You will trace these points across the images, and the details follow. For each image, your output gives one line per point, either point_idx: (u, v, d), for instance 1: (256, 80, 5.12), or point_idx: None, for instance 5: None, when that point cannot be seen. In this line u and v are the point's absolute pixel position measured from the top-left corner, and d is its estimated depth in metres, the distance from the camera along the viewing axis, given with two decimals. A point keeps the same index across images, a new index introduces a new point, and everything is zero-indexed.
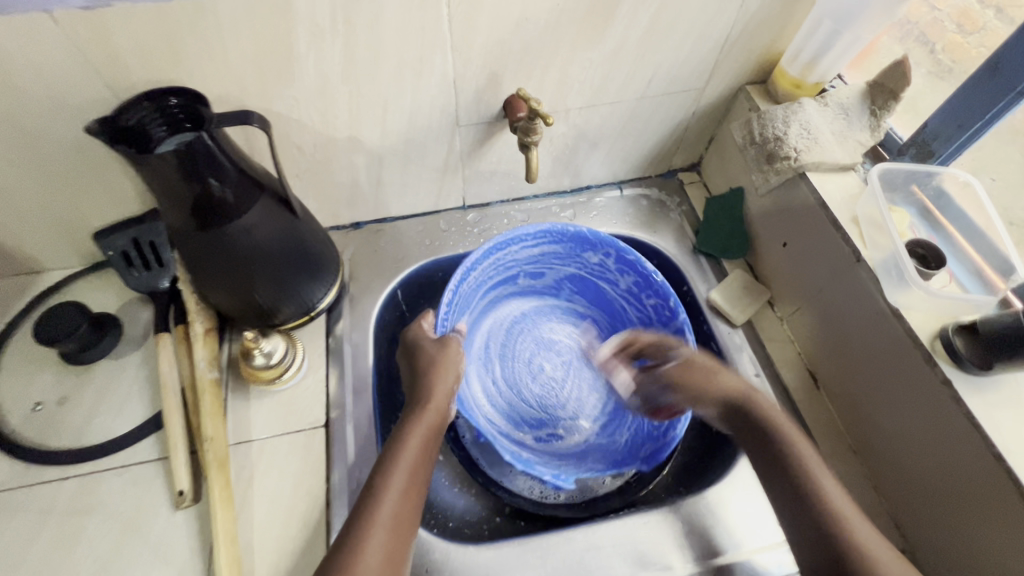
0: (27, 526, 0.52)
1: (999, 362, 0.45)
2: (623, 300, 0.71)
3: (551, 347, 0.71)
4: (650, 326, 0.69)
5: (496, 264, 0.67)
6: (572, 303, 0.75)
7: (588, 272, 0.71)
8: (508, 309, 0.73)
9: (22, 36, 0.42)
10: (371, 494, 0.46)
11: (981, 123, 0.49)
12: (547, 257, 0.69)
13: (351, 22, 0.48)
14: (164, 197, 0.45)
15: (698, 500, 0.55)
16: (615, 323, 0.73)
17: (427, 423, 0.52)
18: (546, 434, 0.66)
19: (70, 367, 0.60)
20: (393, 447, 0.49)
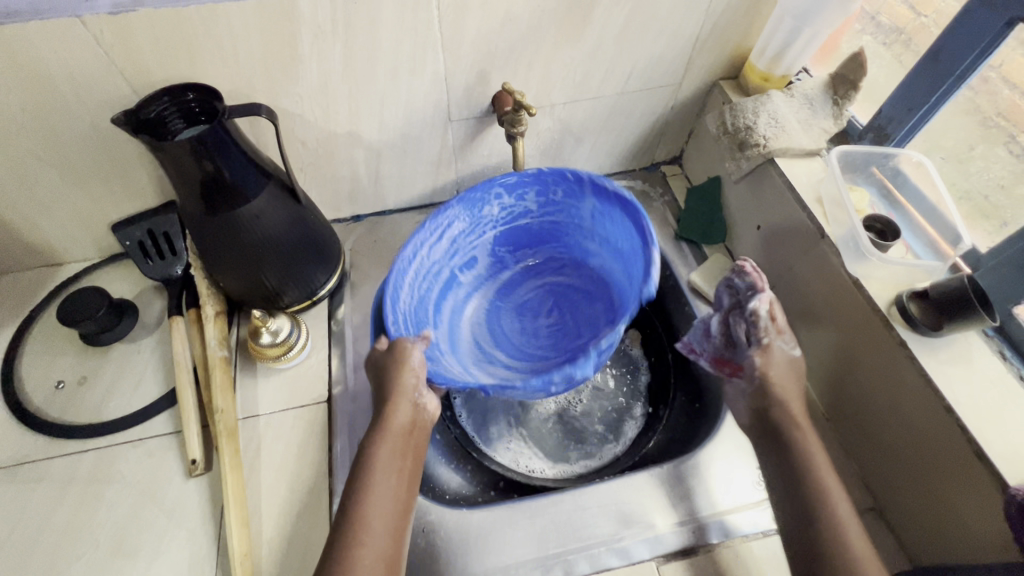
0: (50, 494, 0.56)
1: (949, 323, 0.48)
2: (543, 219, 0.71)
3: (534, 309, 0.71)
4: (575, 212, 0.69)
5: (422, 273, 0.65)
6: (523, 260, 0.74)
7: (504, 224, 0.70)
8: (473, 308, 0.72)
9: (55, 39, 0.47)
10: (353, 507, 0.46)
11: (927, 107, 0.54)
12: (460, 240, 0.67)
13: (350, 23, 0.53)
14: (180, 182, 0.50)
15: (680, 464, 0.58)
16: (557, 240, 0.73)
17: (396, 428, 0.50)
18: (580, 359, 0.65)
19: (90, 350, 0.65)
20: (367, 460, 0.48)
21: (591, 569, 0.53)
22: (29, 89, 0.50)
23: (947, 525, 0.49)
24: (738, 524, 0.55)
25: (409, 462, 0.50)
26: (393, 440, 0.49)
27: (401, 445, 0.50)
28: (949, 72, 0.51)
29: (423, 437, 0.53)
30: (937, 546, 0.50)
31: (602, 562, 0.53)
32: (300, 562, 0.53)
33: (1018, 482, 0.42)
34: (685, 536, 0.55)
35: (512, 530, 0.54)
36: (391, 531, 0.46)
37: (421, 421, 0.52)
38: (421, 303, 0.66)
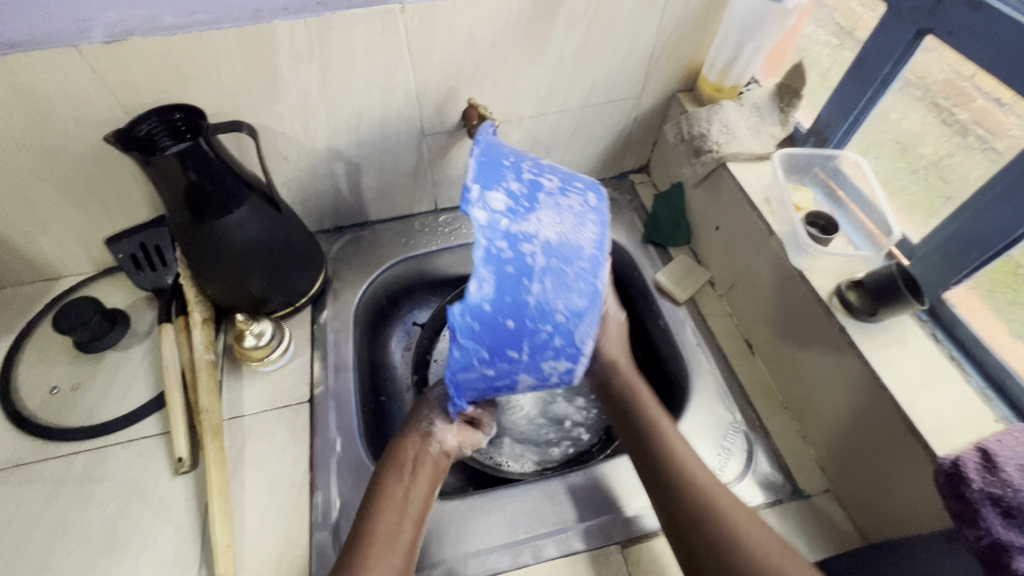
0: (42, 494, 0.58)
1: (882, 310, 0.52)
2: None
3: None
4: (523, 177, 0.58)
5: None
6: None
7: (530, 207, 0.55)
8: None
9: (54, 68, 0.52)
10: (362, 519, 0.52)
11: (858, 111, 0.59)
12: None
13: (325, 47, 0.57)
14: (168, 194, 0.54)
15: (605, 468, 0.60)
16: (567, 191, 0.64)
17: (401, 456, 0.56)
18: (576, 303, 0.45)
19: (84, 357, 0.68)
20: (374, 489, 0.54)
21: (559, 552, 0.55)
22: (30, 113, 0.55)
23: (893, 500, 0.52)
24: None
25: (421, 486, 0.55)
26: (399, 463, 0.55)
27: (409, 468, 0.55)
28: (874, 78, 0.56)
29: (437, 468, 0.57)
30: (888, 522, 0.53)
31: (570, 545, 0.55)
32: (280, 552, 0.55)
33: (946, 451, 0.45)
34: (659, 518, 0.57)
35: (483, 517, 0.57)
36: (396, 540, 0.50)
37: (434, 452, 0.58)
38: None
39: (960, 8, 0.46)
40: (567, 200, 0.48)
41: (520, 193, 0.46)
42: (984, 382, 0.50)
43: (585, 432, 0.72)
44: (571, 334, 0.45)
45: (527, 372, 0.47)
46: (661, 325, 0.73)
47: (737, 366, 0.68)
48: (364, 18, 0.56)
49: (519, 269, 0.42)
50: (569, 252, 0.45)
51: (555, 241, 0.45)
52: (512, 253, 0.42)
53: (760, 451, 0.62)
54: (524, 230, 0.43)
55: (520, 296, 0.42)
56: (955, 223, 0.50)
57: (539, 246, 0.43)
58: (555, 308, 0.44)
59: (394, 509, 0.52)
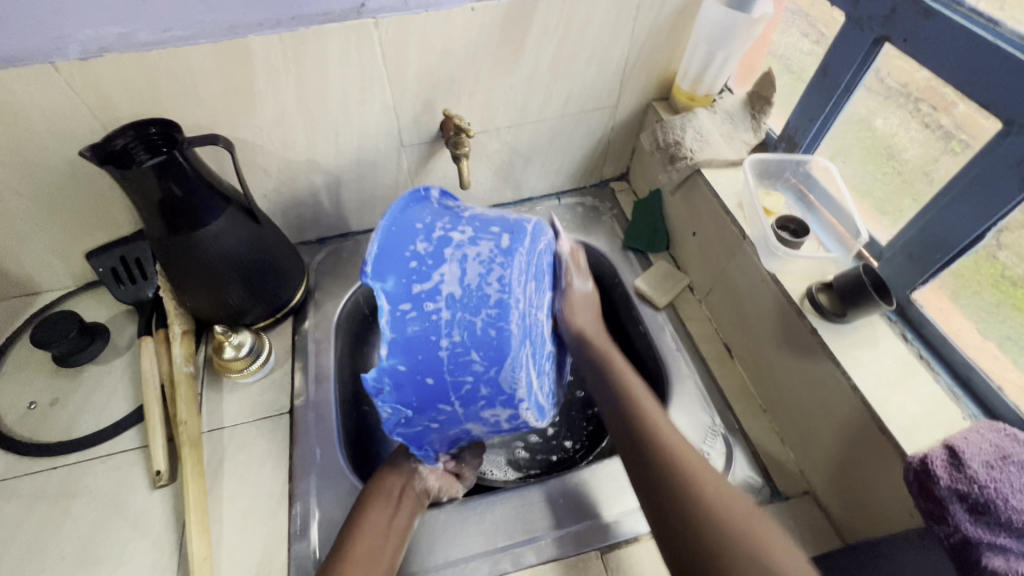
0: (18, 510, 0.58)
1: (850, 311, 0.53)
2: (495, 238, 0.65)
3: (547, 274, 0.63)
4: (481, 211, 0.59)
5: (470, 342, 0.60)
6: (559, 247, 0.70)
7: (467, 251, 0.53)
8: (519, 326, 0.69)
9: (30, 83, 0.53)
10: (341, 545, 0.51)
11: (824, 116, 0.61)
12: None
13: (300, 61, 0.58)
14: (143, 206, 0.55)
15: (582, 474, 0.61)
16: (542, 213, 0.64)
17: (385, 488, 0.55)
18: (494, 352, 0.44)
19: (64, 372, 0.68)
20: (355, 516, 0.54)
21: (538, 559, 0.55)
22: (6, 129, 0.55)
23: (866, 500, 0.52)
24: None
25: (402, 517, 0.54)
26: (383, 493, 0.55)
27: (392, 499, 0.55)
28: (838, 84, 0.58)
29: (419, 506, 0.56)
30: (865, 523, 0.53)
31: (549, 552, 0.55)
32: (257, 566, 0.55)
33: (915, 449, 0.46)
34: (641, 522, 0.57)
35: (463, 525, 0.57)
36: (376, 562, 0.50)
37: (416, 491, 0.56)
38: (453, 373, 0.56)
39: (913, 15, 0.47)
40: (477, 247, 0.46)
41: (426, 251, 0.46)
42: (952, 381, 0.51)
43: (569, 441, 0.74)
44: (496, 382, 0.45)
45: (468, 420, 0.48)
46: (643, 330, 0.74)
47: (716, 369, 0.69)
48: (338, 33, 0.57)
49: (424, 330, 0.43)
50: (476, 301, 0.44)
51: (463, 292, 0.44)
52: (416, 312, 0.44)
53: (740, 454, 0.62)
54: (427, 287, 0.44)
55: (431, 353, 0.43)
56: (917, 226, 0.51)
57: (443, 301, 0.44)
58: (470, 358, 0.44)
59: (376, 533, 0.52)
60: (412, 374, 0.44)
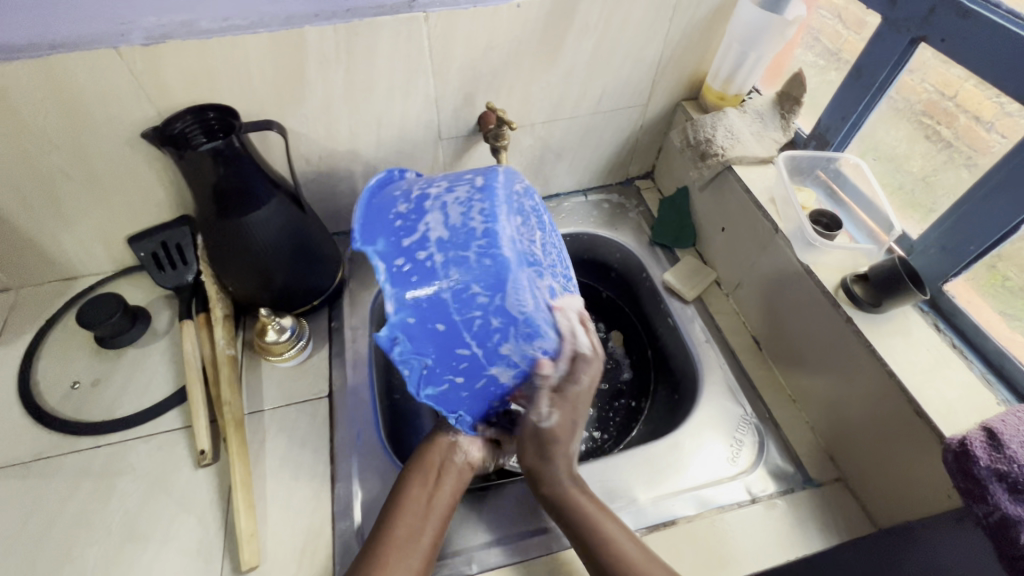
0: (63, 486, 0.59)
1: (885, 302, 0.54)
2: None
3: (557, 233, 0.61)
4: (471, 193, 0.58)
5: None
6: None
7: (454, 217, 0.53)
8: None
9: (94, 68, 0.54)
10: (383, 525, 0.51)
11: (857, 114, 0.63)
12: None
13: (352, 52, 0.60)
14: (196, 188, 0.56)
15: (619, 459, 0.62)
16: None
17: (430, 462, 0.56)
18: (493, 280, 0.43)
19: (105, 354, 0.69)
20: (397, 494, 0.54)
21: None
22: (66, 112, 0.57)
23: (897, 484, 0.54)
24: (714, 496, 0.59)
25: (444, 493, 0.54)
26: (425, 469, 0.55)
27: (432, 475, 0.55)
28: (872, 83, 0.60)
29: (462, 476, 0.57)
30: (896, 506, 0.54)
31: None
32: (302, 543, 0.56)
33: (953, 432, 0.47)
34: (672, 507, 0.58)
35: (506, 507, 0.58)
36: (415, 542, 0.51)
37: (458, 465, 0.57)
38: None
39: (952, 17, 0.49)
40: (455, 192, 0.47)
41: (410, 210, 0.47)
42: (985, 368, 0.52)
43: (598, 431, 0.76)
44: (504, 309, 0.44)
45: (492, 362, 0.46)
46: (672, 323, 0.75)
47: (746, 361, 0.70)
48: (390, 25, 0.59)
49: (422, 275, 0.44)
50: (463, 237, 0.45)
51: (451, 233, 0.45)
52: (410, 264, 0.44)
53: (771, 443, 0.63)
54: (415, 239, 0.45)
55: (433, 297, 0.44)
56: (950, 219, 0.53)
57: (433, 245, 0.45)
58: (471, 292, 0.44)
59: (424, 506, 0.53)
60: (421, 323, 0.44)
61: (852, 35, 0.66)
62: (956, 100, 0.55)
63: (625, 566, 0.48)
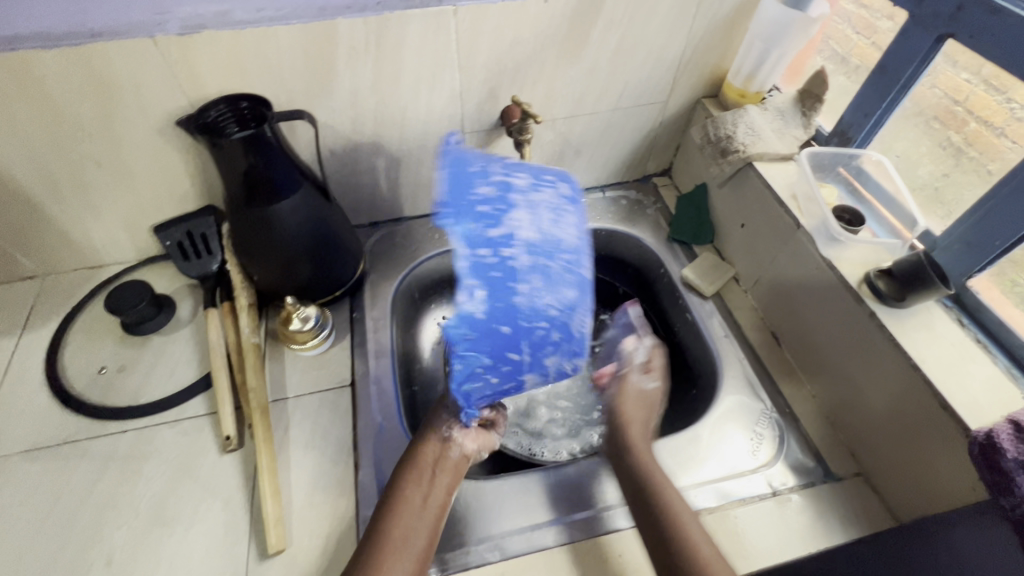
0: (91, 469, 0.59)
1: (909, 296, 0.54)
2: None
3: None
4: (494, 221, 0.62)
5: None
6: None
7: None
8: None
9: (130, 57, 0.55)
10: (379, 523, 0.51)
11: (881, 111, 0.63)
12: None
13: (381, 45, 0.61)
14: (228, 176, 0.57)
15: None
16: None
17: (424, 457, 0.55)
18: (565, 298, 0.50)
19: (130, 341, 0.70)
20: (392, 492, 0.53)
21: (625, 523, 0.57)
22: (100, 100, 0.58)
23: (920, 478, 0.54)
24: (733, 488, 0.59)
25: (438, 491, 0.54)
26: (419, 466, 0.54)
27: (427, 472, 0.54)
28: (897, 80, 0.60)
29: (455, 473, 0.56)
30: (918, 501, 0.55)
31: (612, 523, 0.57)
32: (327, 528, 0.56)
33: (979, 425, 0.48)
34: (693, 500, 0.59)
35: (525, 497, 0.59)
36: (411, 543, 0.50)
37: (451, 462, 0.56)
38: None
39: (981, 13, 0.50)
40: (540, 195, 0.53)
41: (497, 203, 0.49)
42: (1009, 362, 0.53)
43: None
44: (566, 328, 0.50)
45: (531, 374, 0.49)
46: (690, 319, 0.76)
47: (765, 356, 0.71)
48: (420, 18, 0.60)
49: (507, 272, 0.47)
50: (549, 248, 0.51)
51: (539, 239, 0.51)
52: (495, 258, 0.47)
53: (791, 437, 0.64)
54: (502, 234, 0.48)
55: (508, 298, 0.46)
56: (976, 214, 0.53)
57: (521, 246, 0.49)
58: (545, 302, 0.49)
59: (420, 502, 0.52)
60: (492, 319, 0.46)
61: (863, 40, 0.71)
62: (966, 105, 0.57)
63: (697, 563, 0.47)
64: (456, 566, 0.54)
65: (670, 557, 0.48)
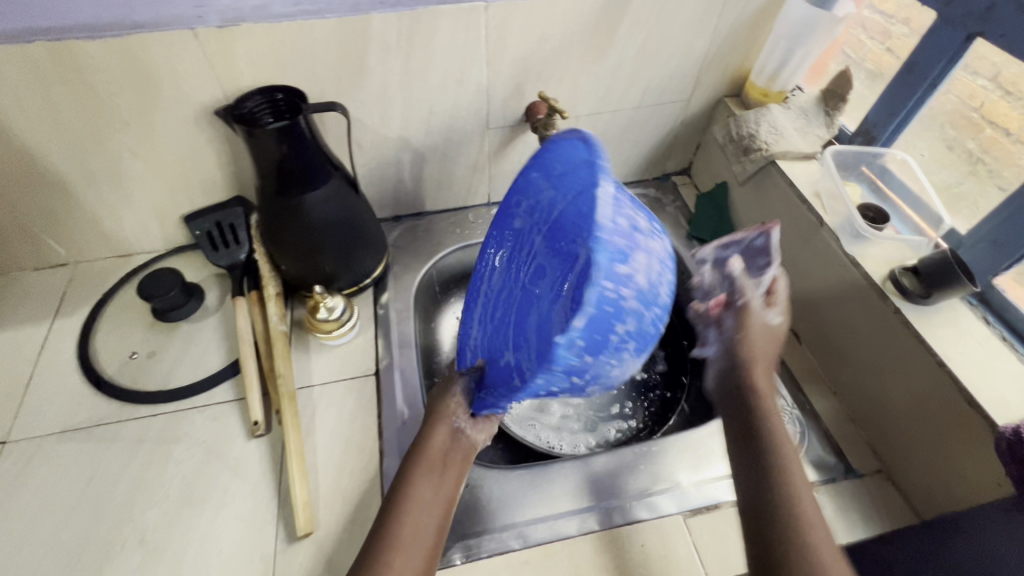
0: (123, 451, 0.61)
1: (935, 293, 0.55)
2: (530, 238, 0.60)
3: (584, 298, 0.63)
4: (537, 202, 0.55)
5: (497, 299, 0.59)
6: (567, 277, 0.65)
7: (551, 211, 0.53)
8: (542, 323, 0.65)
9: (170, 49, 0.56)
10: (386, 517, 0.47)
11: (906, 110, 0.63)
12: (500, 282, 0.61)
13: (412, 40, 0.62)
14: (261, 165, 0.58)
15: (663, 445, 0.63)
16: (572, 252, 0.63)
17: (434, 446, 0.51)
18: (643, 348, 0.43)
19: (159, 328, 0.71)
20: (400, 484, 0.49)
21: (649, 515, 0.57)
22: (139, 90, 0.59)
23: (944, 475, 0.54)
24: None
25: (447, 485, 0.50)
26: (429, 458, 0.50)
27: (437, 466, 0.50)
28: (924, 79, 0.60)
29: (464, 465, 0.52)
30: (940, 497, 0.55)
31: (634, 514, 0.58)
32: (353, 513, 0.57)
33: (1006, 421, 0.48)
34: (713, 493, 0.59)
35: (549, 487, 0.59)
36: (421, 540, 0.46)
37: (461, 452, 0.52)
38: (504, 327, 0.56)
39: (1012, 13, 0.50)
40: (653, 241, 0.44)
41: (625, 228, 0.41)
42: None
43: (633, 420, 0.76)
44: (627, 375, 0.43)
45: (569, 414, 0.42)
46: None
47: (785, 353, 0.71)
48: (451, 14, 0.61)
49: (617, 309, 0.38)
50: (653, 296, 0.42)
51: (646, 286, 0.41)
52: (615, 292, 0.38)
53: (812, 434, 0.64)
54: (626, 270, 0.39)
55: (608, 334, 0.38)
56: (1003, 213, 0.54)
57: (636, 289, 0.40)
58: (631, 344, 0.41)
59: (426, 494, 0.48)
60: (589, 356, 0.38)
61: (877, 46, 0.73)
62: (981, 111, 0.60)
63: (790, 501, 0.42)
64: (483, 551, 0.55)
65: (762, 501, 0.43)
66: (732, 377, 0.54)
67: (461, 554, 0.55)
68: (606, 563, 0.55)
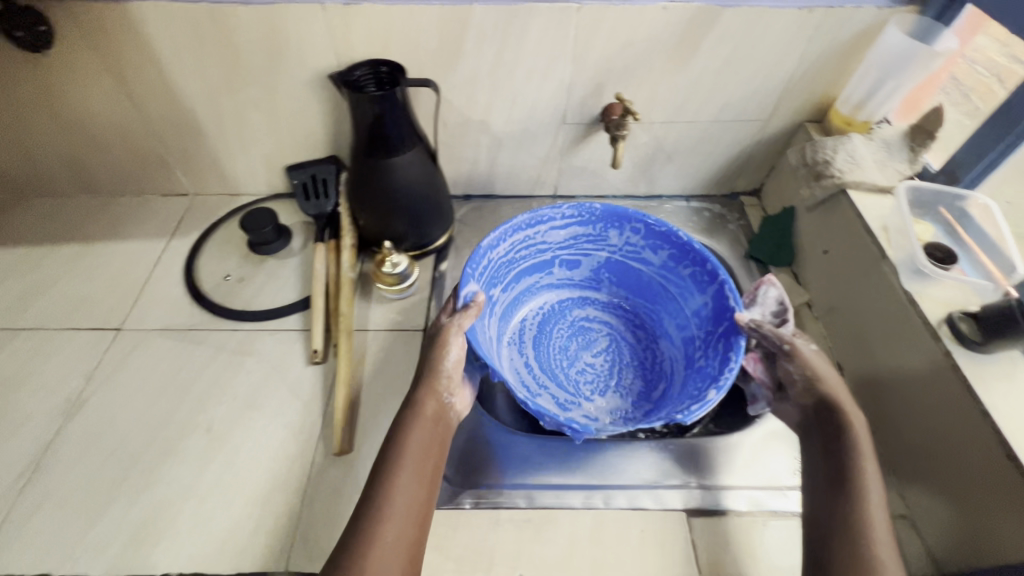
0: (207, 353, 0.71)
1: (994, 341, 0.53)
2: (615, 254, 0.79)
3: (563, 321, 0.80)
4: (643, 250, 0.76)
5: (529, 242, 0.75)
6: (575, 277, 0.83)
7: (623, 255, 0.79)
8: (545, 296, 0.82)
9: (300, 19, 0.65)
10: (384, 475, 0.51)
11: (996, 153, 0.61)
12: (579, 240, 0.78)
13: (505, 33, 0.68)
14: (358, 126, 0.66)
15: (680, 447, 0.64)
16: (596, 280, 0.82)
17: (427, 412, 0.56)
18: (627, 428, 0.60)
19: (250, 258, 0.82)
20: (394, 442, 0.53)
21: (654, 505, 0.59)
22: (270, 52, 0.69)
23: (972, 532, 0.52)
24: (767, 500, 0.60)
25: (435, 450, 0.54)
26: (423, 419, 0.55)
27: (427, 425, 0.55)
28: (1017, 123, 0.58)
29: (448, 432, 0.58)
30: (965, 552, 0.52)
31: (639, 501, 0.60)
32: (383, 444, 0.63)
33: None
34: (723, 498, 0.60)
35: (561, 462, 0.63)
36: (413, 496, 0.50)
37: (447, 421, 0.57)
38: (509, 262, 0.74)
39: None
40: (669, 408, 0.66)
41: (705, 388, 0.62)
42: None
43: None
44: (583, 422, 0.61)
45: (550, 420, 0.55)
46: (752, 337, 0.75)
47: None
48: (545, 12, 0.66)
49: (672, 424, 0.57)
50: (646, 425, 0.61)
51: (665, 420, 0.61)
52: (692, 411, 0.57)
53: None
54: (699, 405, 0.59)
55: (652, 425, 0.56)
56: None
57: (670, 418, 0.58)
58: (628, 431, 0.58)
59: (419, 457, 0.53)
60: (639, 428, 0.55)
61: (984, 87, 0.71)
62: None
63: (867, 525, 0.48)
64: (490, 502, 0.59)
65: (837, 516, 0.49)
66: (830, 415, 0.55)
67: (471, 500, 0.59)
68: (603, 537, 0.57)
